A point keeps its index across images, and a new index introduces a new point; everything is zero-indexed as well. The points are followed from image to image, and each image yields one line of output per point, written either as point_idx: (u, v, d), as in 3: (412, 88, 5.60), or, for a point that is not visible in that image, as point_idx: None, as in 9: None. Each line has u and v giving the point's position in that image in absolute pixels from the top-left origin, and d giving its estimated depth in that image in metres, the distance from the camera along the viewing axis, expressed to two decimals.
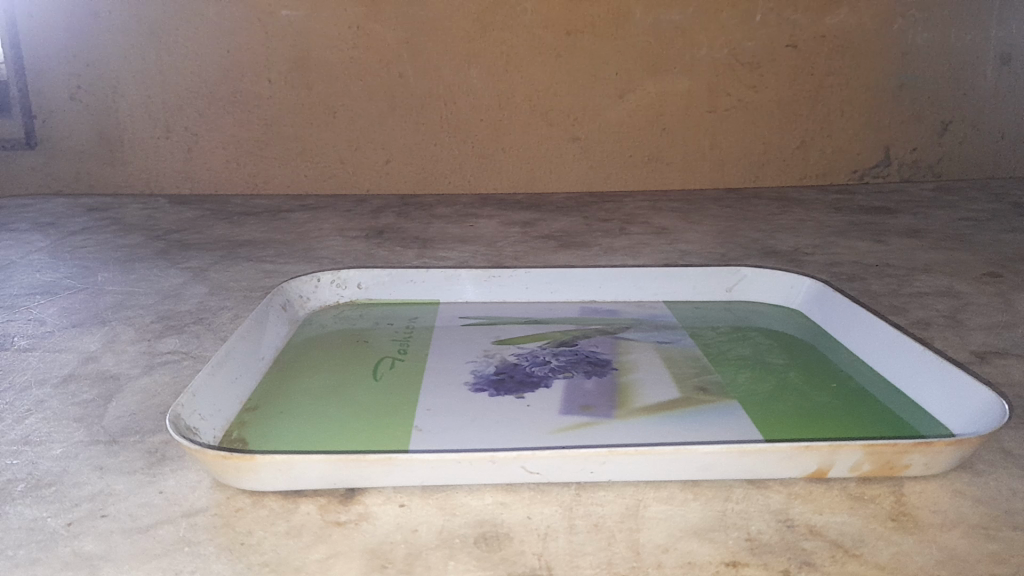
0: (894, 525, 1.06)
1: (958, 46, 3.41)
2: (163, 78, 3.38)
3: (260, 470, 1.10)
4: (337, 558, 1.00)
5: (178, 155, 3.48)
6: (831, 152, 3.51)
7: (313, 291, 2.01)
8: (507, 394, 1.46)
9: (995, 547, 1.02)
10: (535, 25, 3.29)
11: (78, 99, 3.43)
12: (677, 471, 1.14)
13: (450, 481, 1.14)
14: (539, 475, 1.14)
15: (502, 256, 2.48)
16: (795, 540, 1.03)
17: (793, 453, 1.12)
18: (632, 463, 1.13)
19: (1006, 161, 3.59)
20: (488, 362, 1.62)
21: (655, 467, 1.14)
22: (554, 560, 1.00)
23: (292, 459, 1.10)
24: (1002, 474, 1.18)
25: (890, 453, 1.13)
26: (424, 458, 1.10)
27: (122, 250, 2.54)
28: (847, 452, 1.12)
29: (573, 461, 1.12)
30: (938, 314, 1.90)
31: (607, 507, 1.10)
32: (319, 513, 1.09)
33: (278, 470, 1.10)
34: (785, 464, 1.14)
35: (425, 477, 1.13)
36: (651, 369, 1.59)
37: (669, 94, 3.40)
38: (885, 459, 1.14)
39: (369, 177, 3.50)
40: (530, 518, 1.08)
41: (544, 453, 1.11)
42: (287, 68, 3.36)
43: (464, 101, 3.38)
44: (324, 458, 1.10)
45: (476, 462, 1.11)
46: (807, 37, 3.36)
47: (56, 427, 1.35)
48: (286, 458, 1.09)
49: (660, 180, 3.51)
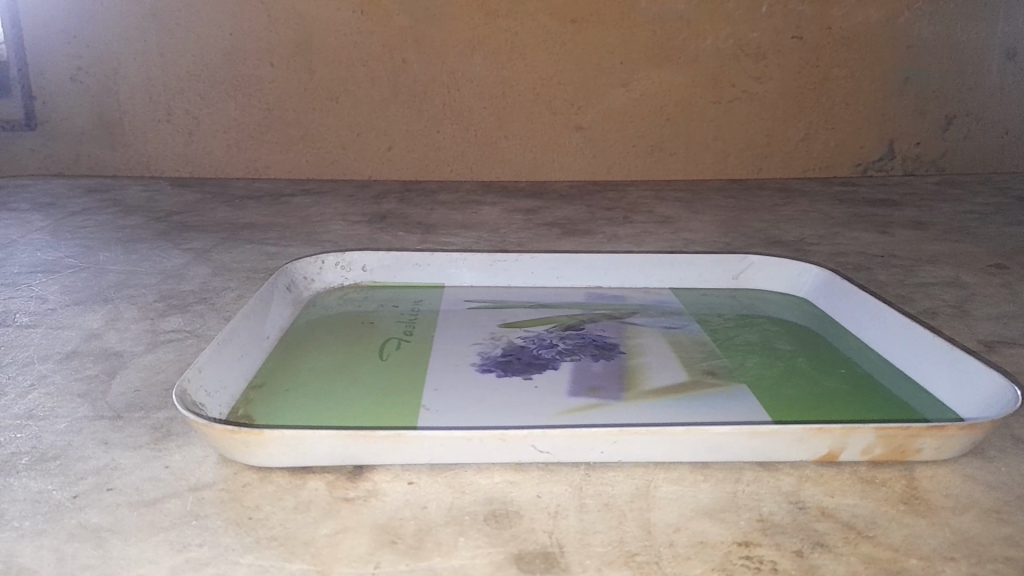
0: (906, 508, 1.06)
1: (965, 41, 3.41)
2: (165, 60, 3.36)
3: (269, 446, 1.08)
4: (346, 533, 0.99)
5: (180, 138, 3.46)
6: (836, 144, 3.51)
7: (317, 272, 1.98)
8: (515, 375, 1.45)
9: (1008, 530, 1.01)
10: (541, 13, 3.27)
11: (79, 80, 3.41)
12: (686, 453, 1.13)
13: (462, 458, 1.12)
14: (548, 455, 1.12)
15: (506, 242, 2.48)
16: (808, 521, 1.03)
17: (805, 435, 1.12)
18: (645, 443, 1.12)
19: (1009, 156, 3.58)
20: (493, 345, 1.61)
21: (666, 448, 1.13)
22: (566, 537, 0.99)
23: (300, 435, 1.08)
24: (1011, 460, 1.18)
25: (903, 437, 1.12)
26: (432, 435, 1.09)
27: (122, 231, 2.51)
28: (859, 436, 1.11)
29: (583, 441, 1.11)
30: (945, 304, 1.90)
31: (617, 488, 1.09)
32: (327, 490, 1.08)
33: (286, 445, 1.09)
34: (797, 446, 1.13)
35: (433, 456, 1.12)
36: (659, 353, 1.58)
37: (675, 84, 3.39)
38: (896, 443, 1.13)
39: (371, 163, 3.48)
40: (540, 496, 1.07)
41: (554, 433, 1.10)
42: (290, 52, 3.33)
43: (468, 88, 3.37)
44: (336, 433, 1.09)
45: (487, 441, 1.10)
46: (813, 29, 3.34)
47: (60, 402, 1.33)
48: (294, 433, 1.08)
49: (664, 171, 3.50)
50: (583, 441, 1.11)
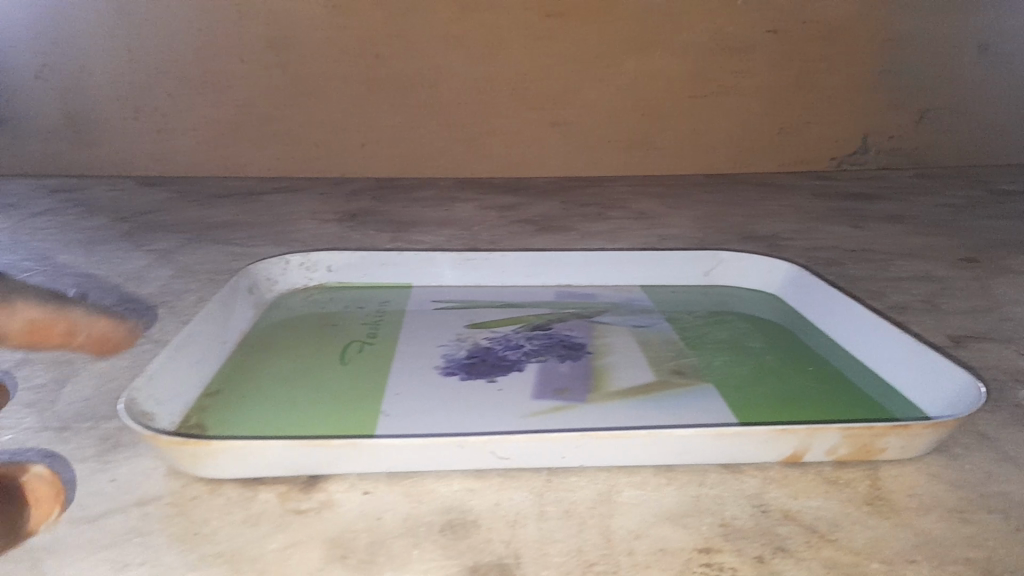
0: (870, 509, 1.04)
1: (938, 32, 3.40)
2: (130, 56, 3.28)
3: (217, 457, 1.04)
4: (296, 547, 0.96)
5: (148, 136, 3.40)
6: (811, 137, 3.52)
7: (280, 273, 1.95)
8: (480, 377, 1.43)
9: (971, 530, 1.00)
10: (515, 7, 3.21)
11: (43, 77, 3.33)
12: (648, 456, 1.11)
13: (418, 464, 1.09)
14: (509, 461, 1.09)
15: (478, 239, 2.44)
16: (770, 525, 1.01)
17: (771, 436, 1.09)
18: (607, 447, 1.09)
19: (982, 148, 3.62)
20: (459, 346, 1.58)
21: (629, 452, 1.10)
22: (523, 547, 0.96)
23: (250, 445, 1.04)
24: (977, 458, 1.17)
25: (868, 437, 1.09)
26: (387, 444, 1.05)
27: (84, 232, 2.46)
28: (824, 436, 1.09)
29: (544, 444, 1.07)
30: (916, 298, 1.89)
31: (579, 493, 1.07)
32: (279, 502, 1.05)
33: (236, 456, 1.05)
34: (762, 447, 1.11)
35: (391, 465, 1.08)
36: (628, 353, 1.56)
37: (650, 79, 3.36)
38: (862, 443, 1.10)
39: (344, 159, 3.44)
40: (499, 504, 1.05)
41: (516, 438, 1.06)
42: (259, 47, 3.26)
43: (441, 84, 3.33)
44: (284, 442, 1.05)
45: (444, 447, 1.06)
46: (789, 22, 3.31)
47: (6, 412, 1.29)
48: (243, 443, 1.04)
49: (639, 165, 3.51)
50: (553, 446, 1.08)
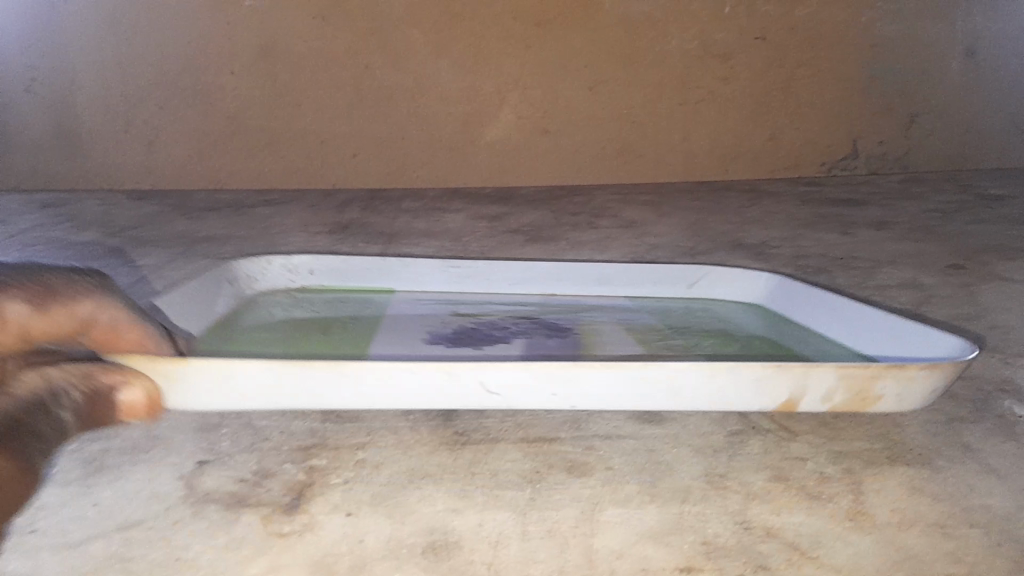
0: (852, 525, 1.04)
1: (925, 38, 3.43)
2: (123, 70, 3.29)
3: (191, 375, 1.16)
4: (277, 571, 0.96)
5: (139, 149, 3.40)
6: (801, 144, 3.52)
7: (262, 272, 1.96)
8: (463, 346, 1.59)
9: (953, 545, 1.00)
10: (503, 16, 3.24)
11: (35, 92, 3.34)
12: (617, 394, 1.20)
13: (396, 398, 1.20)
14: (497, 399, 1.20)
15: (468, 250, 2.45)
16: (752, 543, 1.01)
17: (765, 374, 1.20)
18: (585, 382, 1.19)
19: (972, 153, 3.62)
20: (444, 326, 1.72)
21: (604, 392, 1.20)
22: (504, 568, 0.96)
23: (231, 363, 1.17)
24: (960, 471, 1.17)
25: (864, 377, 1.20)
26: (376, 365, 1.18)
27: (74, 248, 2.46)
28: (820, 373, 1.20)
29: (537, 388, 1.18)
30: (902, 307, 1.89)
31: (562, 512, 1.07)
32: (261, 525, 1.05)
33: (221, 371, 1.18)
34: (760, 390, 1.22)
35: (380, 394, 1.19)
36: (614, 334, 1.68)
37: (640, 86, 3.37)
38: (857, 388, 1.21)
39: (336, 171, 3.44)
40: (481, 524, 1.04)
41: (505, 367, 1.19)
42: (250, 59, 3.28)
43: (432, 93, 3.33)
44: (265, 364, 1.18)
45: (437, 376, 1.19)
46: (776, 29, 3.34)
47: None
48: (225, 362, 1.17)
49: (632, 173, 3.50)
50: (499, 374, 1.18)
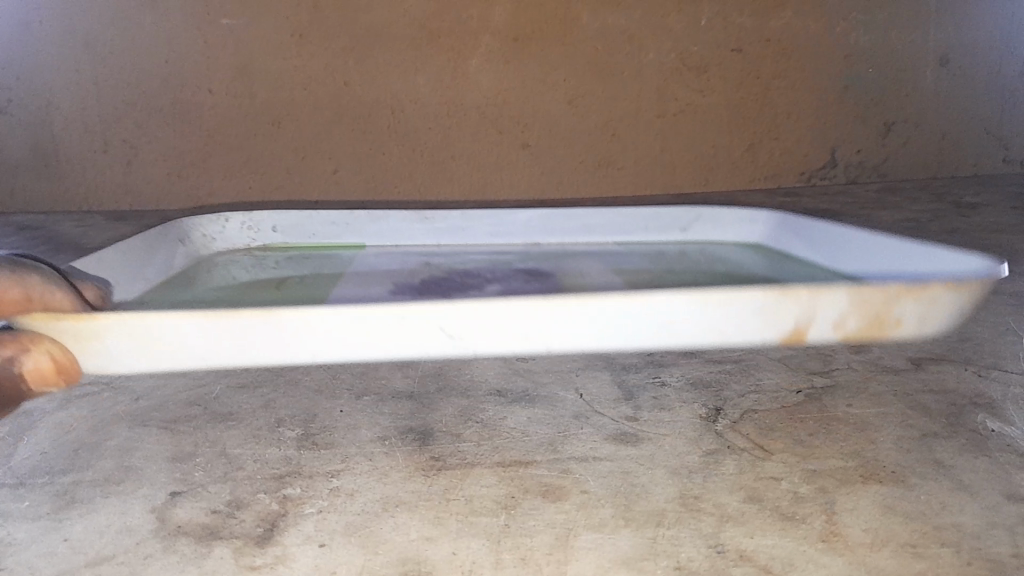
0: (825, 546, 1.05)
1: (900, 48, 3.46)
2: (99, 90, 3.26)
3: (107, 336, 1.21)
4: None
5: (118, 169, 3.39)
6: (779, 153, 3.58)
7: (220, 231, 2.13)
8: (431, 295, 1.75)
9: (924, 565, 1.00)
10: (481, 31, 3.23)
11: (10, 113, 3.31)
12: (590, 324, 1.25)
13: (359, 350, 1.26)
14: (458, 340, 1.26)
15: None
16: (725, 566, 1.01)
17: (771, 301, 1.25)
18: (542, 318, 1.24)
19: (948, 161, 3.72)
20: (413, 277, 1.88)
21: (559, 328, 1.25)
22: None
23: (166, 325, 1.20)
24: (932, 487, 1.18)
25: (876, 301, 1.26)
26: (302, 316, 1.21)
27: None
28: (829, 297, 1.25)
29: (504, 320, 1.24)
30: None
31: (536, 539, 1.07)
32: (233, 558, 1.04)
33: (157, 336, 1.21)
34: (767, 317, 1.27)
35: (338, 341, 1.24)
36: (604, 279, 1.84)
37: (619, 99, 3.39)
38: (871, 310, 1.27)
39: (317, 187, 3.44)
40: (455, 553, 1.04)
41: (466, 311, 1.23)
42: (227, 76, 3.24)
43: (412, 109, 3.33)
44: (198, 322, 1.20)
45: (392, 320, 1.22)
46: (752, 41, 3.36)
47: None
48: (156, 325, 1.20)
49: (612, 186, 3.54)
50: (451, 320, 1.24)
